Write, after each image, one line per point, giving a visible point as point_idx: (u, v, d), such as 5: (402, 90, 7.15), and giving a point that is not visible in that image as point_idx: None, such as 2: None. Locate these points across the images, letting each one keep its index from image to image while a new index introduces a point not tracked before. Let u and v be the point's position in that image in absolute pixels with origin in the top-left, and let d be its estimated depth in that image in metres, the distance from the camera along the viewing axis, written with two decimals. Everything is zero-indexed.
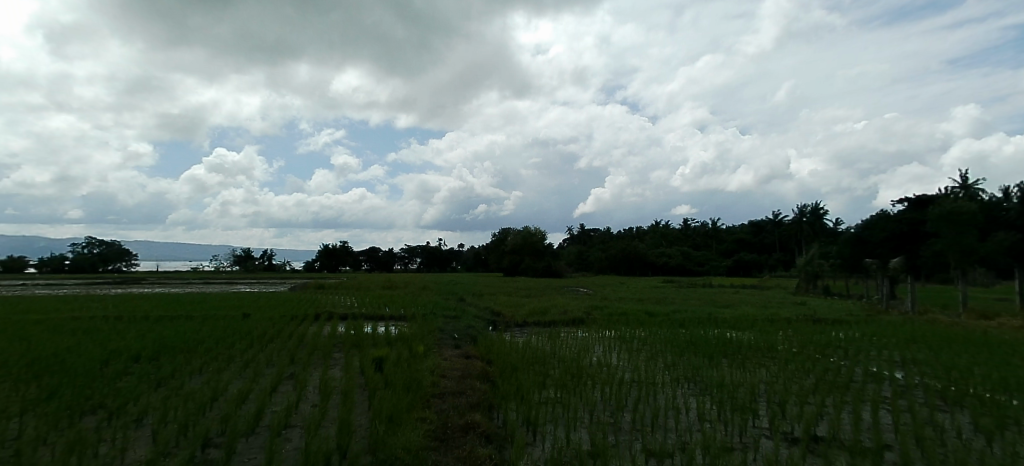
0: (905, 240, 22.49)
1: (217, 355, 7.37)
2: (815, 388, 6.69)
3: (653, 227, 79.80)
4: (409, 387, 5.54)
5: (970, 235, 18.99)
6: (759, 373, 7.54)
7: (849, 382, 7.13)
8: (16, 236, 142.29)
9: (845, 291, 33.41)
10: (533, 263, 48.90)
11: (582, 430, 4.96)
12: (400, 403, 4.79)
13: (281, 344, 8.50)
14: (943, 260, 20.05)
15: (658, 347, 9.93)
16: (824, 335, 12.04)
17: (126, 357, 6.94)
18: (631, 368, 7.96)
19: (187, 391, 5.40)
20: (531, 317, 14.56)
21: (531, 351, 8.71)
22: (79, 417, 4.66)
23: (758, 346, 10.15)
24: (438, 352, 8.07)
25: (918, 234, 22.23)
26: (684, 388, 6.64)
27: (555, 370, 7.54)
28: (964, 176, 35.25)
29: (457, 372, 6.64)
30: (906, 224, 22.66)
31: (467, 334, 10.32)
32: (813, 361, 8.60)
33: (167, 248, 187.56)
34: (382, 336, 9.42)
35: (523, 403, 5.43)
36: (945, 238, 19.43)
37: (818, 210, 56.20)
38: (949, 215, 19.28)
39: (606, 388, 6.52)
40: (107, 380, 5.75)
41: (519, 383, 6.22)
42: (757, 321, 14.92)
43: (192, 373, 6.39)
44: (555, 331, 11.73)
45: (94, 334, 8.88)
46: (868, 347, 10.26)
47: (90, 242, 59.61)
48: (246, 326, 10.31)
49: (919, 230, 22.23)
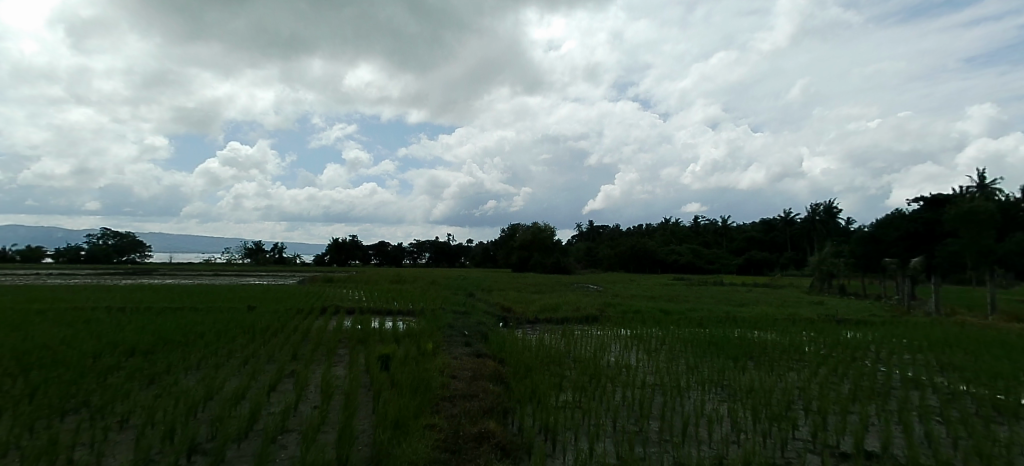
0: (920, 240, 22.06)
1: (217, 351, 6.99)
2: (854, 395, 6.19)
3: (663, 225, 78.42)
4: (417, 390, 5.13)
5: (988, 235, 18.34)
6: (789, 379, 7.04)
7: (887, 389, 6.66)
8: (33, 228, 144.38)
9: (861, 291, 32.66)
10: (541, 260, 48.29)
11: (606, 440, 4.53)
12: (406, 408, 4.37)
13: (285, 339, 8.10)
14: (960, 262, 19.29)
15: (678, 348, 9.43)
16: (851, 337, 11.44)
17: (121, 350, 6.61)
18: (652, 370, 7.52)
19: (179, 390, 5.03)
20: (543, 314, 14.15)
21: (545, 350, 8.30)
22: (59, 417, 4.29)
23: (784, 348, 9.61)
24: (447, 351, 7.62)
25: (933, 235, 21.79)
26: (712, 393, 6.20)
27: (571, 371, 7.11)
28: (982, 177, 34.29)
29: (468, 372, 6.21)
30: (922, 224, 22.15)
31: (477, 331, 9.87)
32: (845, 364, 8.08)
33: (180, 240, 189.17)
34: (388, 332, 9.00)
35: (540, 408, 5.01)
36: (962, 238, 18.76)
37: (831, 209, 55.14)
38: (966, 215, 18.53)
39: (627, 392, 6.07)
40: (96, 375, 5.40)
41: (535, 385, 5.79)
42: (776, 321, 14.35)
43: (188, 368, 6.04)
44: (568, 329, 11.26)
45: (91, 325, 8.57)
46: (900, 350, 9.70)
47: (105, 233, 59.93)
48: (250, 320, 9.97)
49: (935, 230, 21.72)
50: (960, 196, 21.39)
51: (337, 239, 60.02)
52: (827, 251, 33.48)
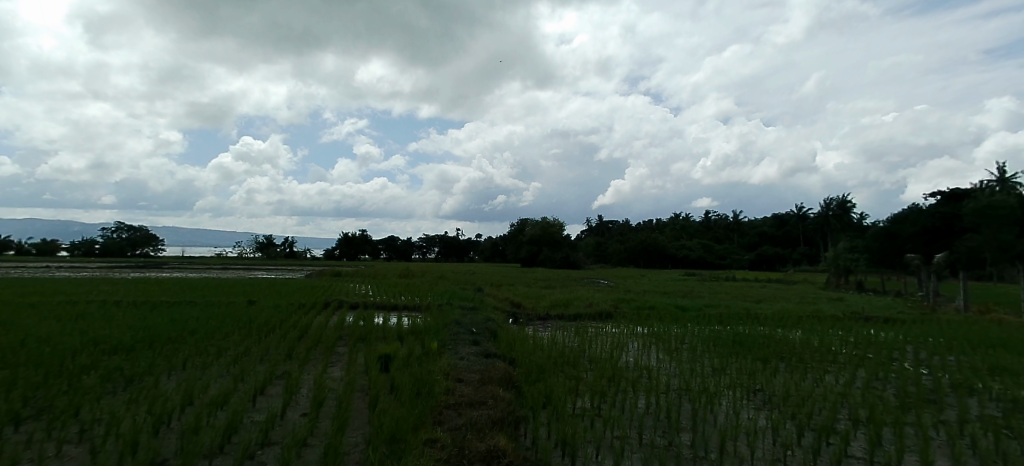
0: (938, 235, 21.32)
1: (207, 349, 6.51)
2: (903, 404, 5.59)
3: (673, 221, 77.02)
4: (419, 396, 4.62)
5: (1009, 230, 17.35)
6: (828, 384, 6.43)
7: (937, 396, 6.05)
8: (49, 222, 146.49)
9: (879, 288, 31.77)
10: (551, 254, 47.81)
11: (634, 456, 3.98)
12: (405, 419, 3.85)
13: (282, 336, 7.63)
14: (980, 256, 18.52)
15: (700, 347, 8.84)
16: (883, 336, 10.78)
17: (102, 347, 6.15)
18: (675, 372, 6.94)
19: (152, 394, 4.51)
20: (554, 310, 13.60)
21: (558, 348, 7.77)
22: (13, 426, 3.81)
23: (814, 348, 9.02)
24: (453, 350, 7.08)
25: (952, 229, 20.94)
26: (744, 399, 5.63)
27: (587, 372, 6.57)
28: (1002, 171, 33.21)
29: (476, 375, 5.64)
30: (939, 218, 21.35)
31: (486, 328, 9.31)
32: (885, 366, 7.48)
33: (192, 233, 190.65)
34: (393, 329, 8.49)
35: (557, 419, 4.48)
36: (982, 233, 17.83)
37: (845, 203, 54.02)
38: (984, 209, 17.57)
39: (652, 398, 5.51)
40: (67, 376, 4.93)
41: (549, 389, 5.24)
42: (799, 318, 13.67)
43: (172, 369, 5.55)
44: (581, 327, 10.69)
45: (80, 320, 8.13)
46: (939, 350, 9.04)
47: (118, 227, 60.40)
48: (249, 315, 9.51)
49: (953, 225, 20.85)
50: (979, 190, 20.57)
51: (347, 233, 60.09)
52: (842, 246, 32.62)
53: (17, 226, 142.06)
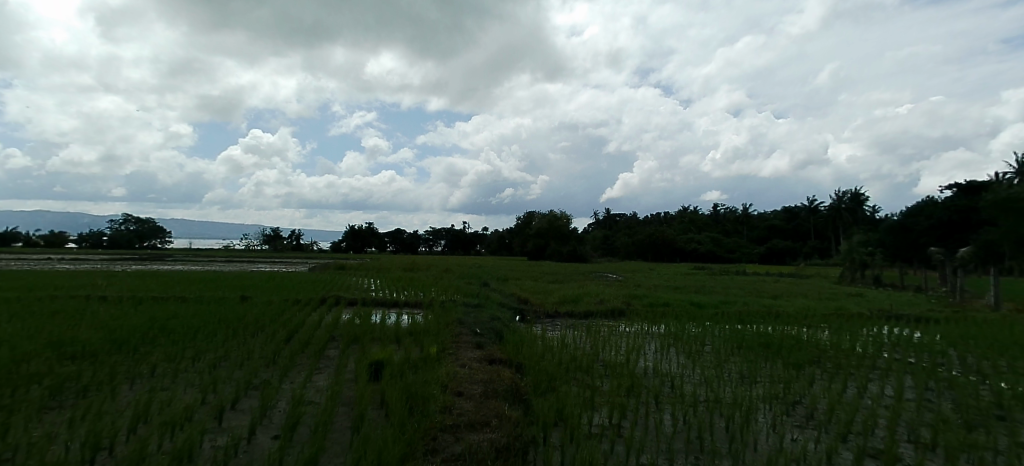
0: (953, 229, 20.43)
1: (183, 352, 5.90)
2: (970, 423, 4.84)
3: (680, 214, 76.29)
4: (412, 415, 3.96)
5: None
6: (877, 397, 5.68)
7: (1004, 410, 5.33)
8: (60, 215, 148.01)
9: (895, 283, 30.72)
10: (558, 248, 47.01)
11: None
12: (388, 447, 3.20)
13: (268, 337, 7.02)
14: (999, 251, 17.55)
15: (724, 350, 8.12)
16: (919, 338, 9.97)
17: (66, 351, 5.57)
18: (700, 381, 6.23)
19: (103, 411, 3.89)
20: (563, 307, 12.92)
21: (570, 352, 7.07)
22: None
23: (850, 352, 8.25)
24: (455, 355, 6.42)
25: (968, 223, 20.02)
26: (783, 415, 4.94)
27: (604, 381, 5.89)
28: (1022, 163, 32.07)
29: (478, 387, 4.95)
30: (955, 212, 20.45)
31: (491, 328, 8.64)
32: (933, 373, 6.74)
33: (202, 226, 192.31)
34: (390, 329, 7.83)
35: (571, 444, 3.81)
36: (1001, 228, 16.58)
37: (859, 196, 52.76)
38: (1003, 203, 16.24)
39: (680, 413, 4.83)
40: (13, 386, 4.34)
41: (562, 403, 4.57)
42: (823, 316, 12.89)
43: (136, 377, 4.94)
44: (593, 326, 9.98)
45: (51, 319, 7.55)
46: (988, 354, 8.26)
47: (126, 219, 60.66)
48: (237, 312, 8.90)
49: (970, 218, 19.92)
50: (998, 182, 19.70)
51: (353, 226, 59.91)
52: (857, 240, 31.55)
53: (30, 218, 143.63)
